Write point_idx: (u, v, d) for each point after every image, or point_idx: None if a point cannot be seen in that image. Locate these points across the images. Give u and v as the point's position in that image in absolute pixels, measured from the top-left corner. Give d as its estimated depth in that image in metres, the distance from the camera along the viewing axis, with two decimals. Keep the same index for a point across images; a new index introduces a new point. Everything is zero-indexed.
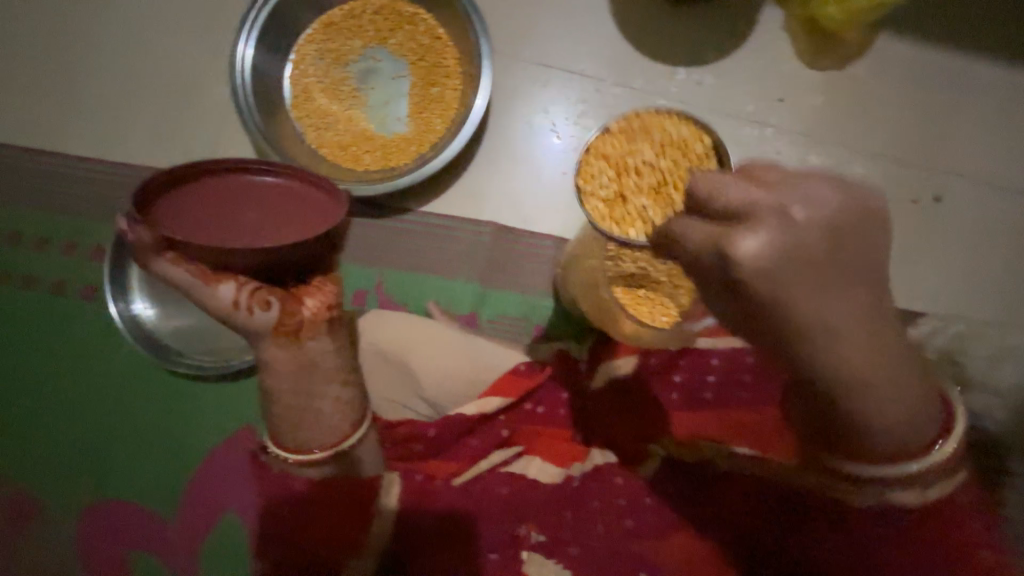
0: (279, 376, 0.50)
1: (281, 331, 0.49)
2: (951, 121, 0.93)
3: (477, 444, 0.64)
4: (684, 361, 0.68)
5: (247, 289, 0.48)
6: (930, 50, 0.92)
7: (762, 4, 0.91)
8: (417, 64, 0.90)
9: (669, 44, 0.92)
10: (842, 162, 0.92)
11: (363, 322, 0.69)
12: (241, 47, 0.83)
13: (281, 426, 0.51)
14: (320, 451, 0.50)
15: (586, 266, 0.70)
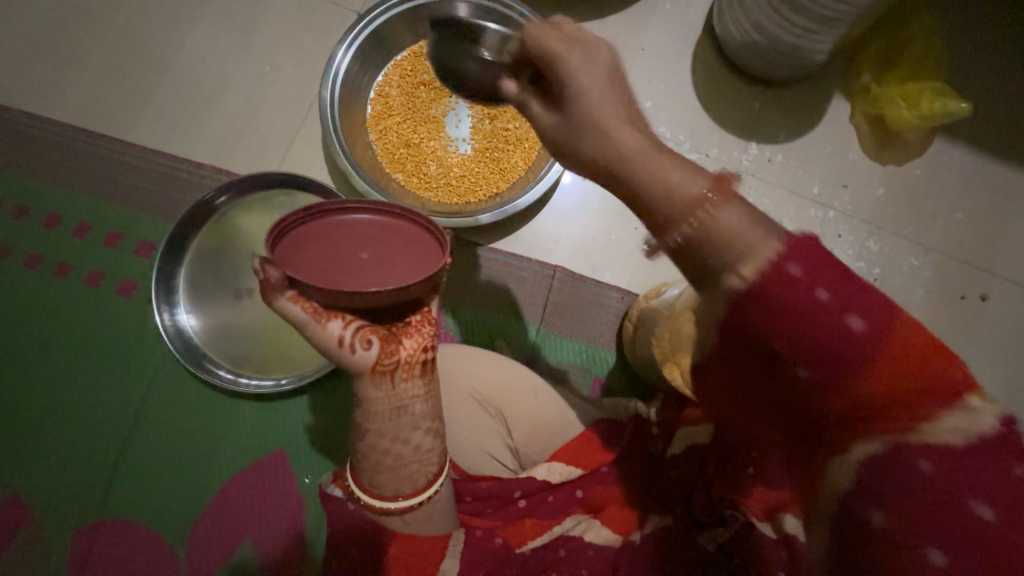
0: (367, 413, 0.52)
1: (377, 372, 0.51)
2: (1005, 226, 0.96)
3: (553, 502, 0.63)
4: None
5: (354, 327, 0.51)
6: (987, 158, 0.97)
7: (833, 96, 0.98)
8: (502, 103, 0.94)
9: (744, 119, 0.98)
10: (901, 252, 0.95)
11: (456, 362, 0.71)
12: (338, 55, 0.83)
13: (365, 466, 0.53)
14: (398, 499, 0.53)
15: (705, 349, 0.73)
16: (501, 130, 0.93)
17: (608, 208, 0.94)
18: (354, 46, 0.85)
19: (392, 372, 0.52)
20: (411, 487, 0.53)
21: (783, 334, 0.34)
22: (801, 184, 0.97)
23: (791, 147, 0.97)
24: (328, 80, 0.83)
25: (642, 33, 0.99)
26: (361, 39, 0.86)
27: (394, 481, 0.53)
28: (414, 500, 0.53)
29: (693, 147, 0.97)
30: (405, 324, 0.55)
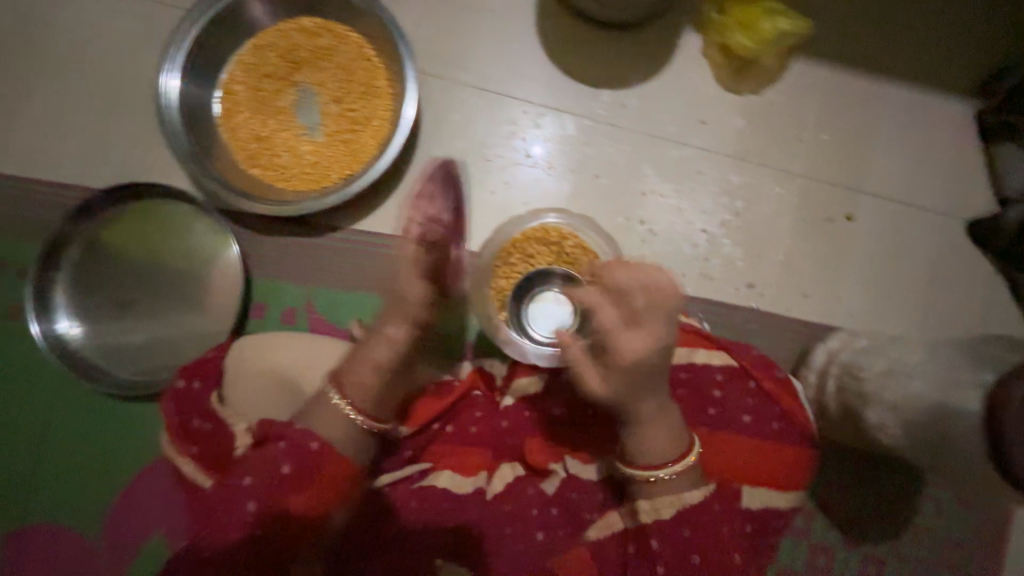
0: (388, 338, 0.61)
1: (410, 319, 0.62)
2: (869, 141, 0.95)
3: (387, 463, 0.69)
4: None
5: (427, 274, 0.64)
6: (845, 72, 0.95)
7: (683, 30, 0.96)
8: (349, 85, 0.95)
9: (593, 67, 0.96)
10: (765, 182, 0.94)
11: (248, 341, 0.64)
12: (165, 79, 0.88)
13: (361, 379, 0.59)
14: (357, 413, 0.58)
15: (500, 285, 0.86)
16: (349, 112, 0.95)
17: (464, 176, 0.95)
18: (187, 56, 0.89)
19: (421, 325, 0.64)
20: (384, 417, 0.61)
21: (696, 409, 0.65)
22: (658, 125, 0.95)
23: (643, 90, 0.96)
24: (168, 95, 0.88)
25: None
26: (192, 47, 0.89)
27: (376, 406, 0.59)
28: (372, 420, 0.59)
29: (542, 102, 0.96)
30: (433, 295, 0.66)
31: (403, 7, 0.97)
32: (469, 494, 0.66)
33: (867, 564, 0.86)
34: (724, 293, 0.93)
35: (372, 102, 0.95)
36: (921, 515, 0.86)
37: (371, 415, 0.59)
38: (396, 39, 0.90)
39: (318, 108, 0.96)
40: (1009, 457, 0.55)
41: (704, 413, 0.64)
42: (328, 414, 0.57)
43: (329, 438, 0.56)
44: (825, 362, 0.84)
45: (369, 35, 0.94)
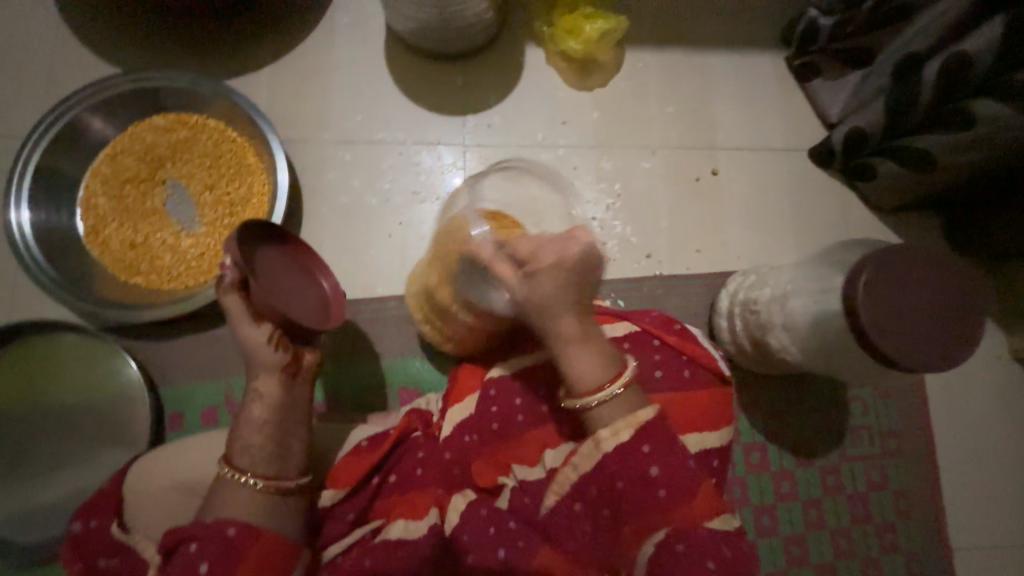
0: (263, 403, 0.60)
1: (281, 372, 0.62)
2: (709, 104, 1.06)
3: (334, 528, 0.67)
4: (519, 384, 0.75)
5: (277, 330, 0.64)
6: (671, 52, 1.06)
7: (523, 47, 1.04)
8: (217, 169, 0.94)
9: (452, 98, 1.02)
10: (633, 161, 1.03)
11: (157, 454, 0.65)
12: (14, 214, 0.84)
13: (252, 448, 0.59)
14: (256, 479, 0.58)
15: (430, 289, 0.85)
16: (223, 195, 0.94)
17: (356, 227, 0.96)
18: (32, 185, 0.85)
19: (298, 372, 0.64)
20: (291, 474, 0.60)
21: None
22: (526, 135, 1.02)
23: (503, 106, 1.02)
24: (20, 235, 0.84)
25: (328, 52, 1.01)
26: (35, 176, 0.86)
27: (281, 464, 0.60)
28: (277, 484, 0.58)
29: (414, 140, 1.00)
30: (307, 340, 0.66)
31: (255, 85, 0.99)
32: (424, 534, 0.65)
33: (823, 475, 0.92)
34: (628, 268, 0.98)
35: (245, 179, 0.94)
36: (853, 415, 0.94)
37: (276, 476, 0.59)
38: (251, 115, 0.90)
39: (191, 200, 0.94)
40: (868, 341, 0.62)
41: None
42: (233, 497, 0.56)
43: (245, 519, 0.55)
44: (729, 304, 0.91)
45: (225, 117, 0.94)
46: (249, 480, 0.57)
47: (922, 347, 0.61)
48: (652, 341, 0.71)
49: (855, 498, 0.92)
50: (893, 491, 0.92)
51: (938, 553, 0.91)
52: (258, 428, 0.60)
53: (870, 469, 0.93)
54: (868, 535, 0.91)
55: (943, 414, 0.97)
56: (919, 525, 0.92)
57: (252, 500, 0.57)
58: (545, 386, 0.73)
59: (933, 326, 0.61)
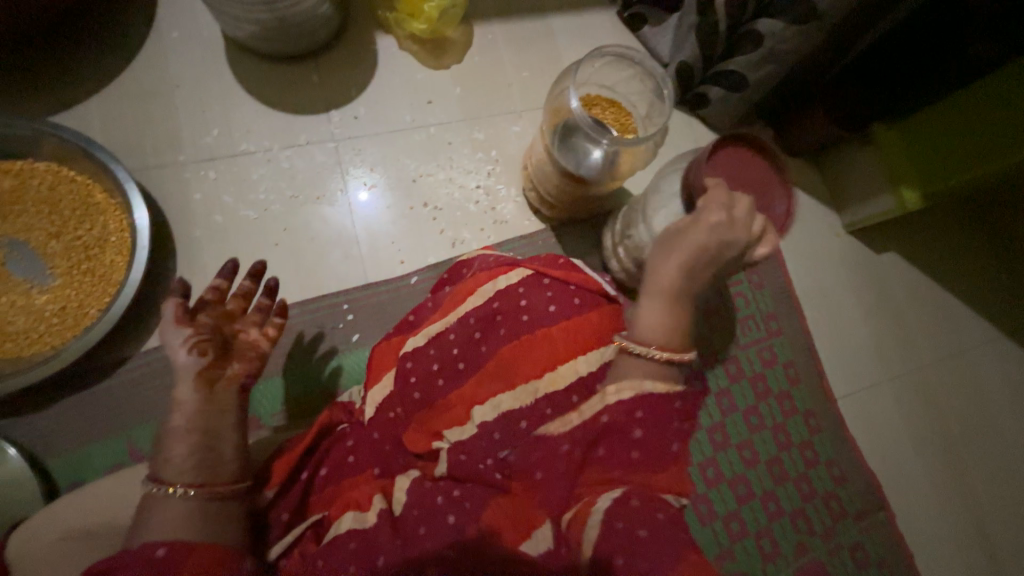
0: (183, 411, 0.59)
1: (199, 378, 0.61)
2: (560, 62, 1.14)
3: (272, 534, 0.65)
4: (436, 350, 0.76)
5: (198, 336, 0.63)
6: (515, 21, 1.13)
7: (372, 37, 1.05)
8: (60, 214, 0.86)
9: (310, 97, 1.00)
10: (503, 127, 1.08)
11: (35, 523, 0.59)
12: None
13: (177, 461, 0.57)
14: (194, 486, 0.56)
15: (541, 164, 0.92)
16: (77, 240, 0.86)
17: (240, 242, 0.93)
18: None
19: (221, 380, 0.62)
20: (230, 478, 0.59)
21: (530, 320, 0.74)
22: (396, 120, 1.03)
23: (367, 96, 1.03)
24: None
25: (164, 71, 0.95)
26: None
27: (212, 469, 0.58)
28: (217, 487, 0.57)
29: (283, 144, 0.98)
30: (241, 352, 0.66)
31: (86, 119, 0.91)
32: (376, 521, 0.63)
33: (725, 366, 1.04)
34: (519, 226, 1.04)
35: (97, 217, 0.87)
36: (738, 308, 1.07)
37: (209, 481, 0.57)
38: (85, 148, 0.84)
39: (35, 253, 0.85)
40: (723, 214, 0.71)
41: (523, 323, 0.74)
42: (161, 513, 0.53)
43: (176, 537, 0.51)
44: (613, 240, 0.99)
45: (55, 158, 0.86)
46: (180, 489, 0.55)
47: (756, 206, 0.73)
48: (542, 280, 0.77)
49: (755, 378, 1.05)
50: (784, 364, 1.06)
51: (829, 405, 1.06)
52: (184, 437, 0.58)
53: (762, 351, 1.06)
54: (771, 407, 1.04)
55: (810, 291, 1.12)
56: (810, 386, 1.06)
57: (183, 518, 0.53)
58: (457, 344, 0.75)
59: (757, 185, 0.74)
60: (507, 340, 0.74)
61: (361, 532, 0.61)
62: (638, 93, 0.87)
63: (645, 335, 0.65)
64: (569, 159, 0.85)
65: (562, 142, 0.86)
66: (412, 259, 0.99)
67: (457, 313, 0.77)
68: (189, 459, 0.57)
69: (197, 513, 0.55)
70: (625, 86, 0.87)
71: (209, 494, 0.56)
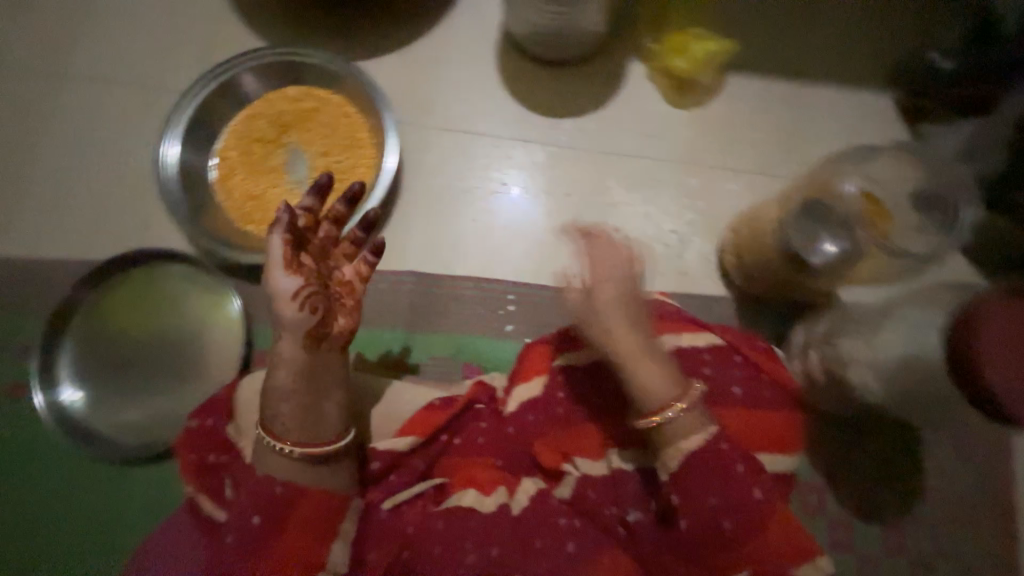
0: (290, 369, 0.56)
1: (307, 336, 0.57)
2: (807, 134, 1.05)
3: (397, 479, 0.70)
4: (594, 378, 0.77)
5: (308, 286, 0.57)
6: (774, 79, 1.06)
7: (626, 60, 1.08)
8: (332, 138, 1.04)
9: (551, 101, 1.07)
10: (721, 182, 1.03)
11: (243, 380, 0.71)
12: (166, 150, 0.99)
13: (282, 417, 0.57)
14: (299, 443, 0.57)
15: (760, 231, 0.86)
16: (336, 164, 1.03)
17: (449, 207, 1.03)
18: (186, 129, 1.00)
19: (326, 342, 0.58)
20: (334, 437, 0.59)
21: (712, 387, 0.68)
22: (618, 144, 1.05)
23: (601, 114, 1.06)
24: (167, 165, 0.98)
25: (445, 47, 1.09)
26: (191, 123, 1.01)
27: (311, 430, 0.58)
28: (321, 448, 0.58)
29: (513, 135, 1.06)
30: (340, 302, 0.60)
31: (376, 68, 1.08)
32: (495, 513, 0.64)
33: (884, 531, 0.87)
34: (700, 285, 0.99)
35: (356, 148, 1.03)
36: (926, 473, 0.88)
37: (311, 443, 0.58)
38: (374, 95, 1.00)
39: (306, 162, 1.04)
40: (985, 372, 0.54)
41: (701, 389, 0.68)
42: (272, 459, 0.58)
43: (292, 480, 0.57)
44: (804, 340, 0.88)
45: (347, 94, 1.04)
46: (287, 449, 0.57)
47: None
48: (734, 355, 0.71)
49: (915, 561, 0.86)
50: (961, 567, 0.86)
51: None
52: (286, 396, 0.57)
53: (937, 538, 0.87)
54: None
55: None
56: None
57: (287, 469, 0.57)
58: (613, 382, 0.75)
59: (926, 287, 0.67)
60: (679, 398, 0.68)
61: (482, 516, 0.63)
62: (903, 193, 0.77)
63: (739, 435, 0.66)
64: (804, 242, 0.77)
65: (803, 218, 0.78)
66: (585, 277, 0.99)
67: (631, 349, 0.74)
68: (328, 405, 0.58)
69: (301, 465, 0.58)
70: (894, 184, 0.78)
71: (312, 456, 0.57)
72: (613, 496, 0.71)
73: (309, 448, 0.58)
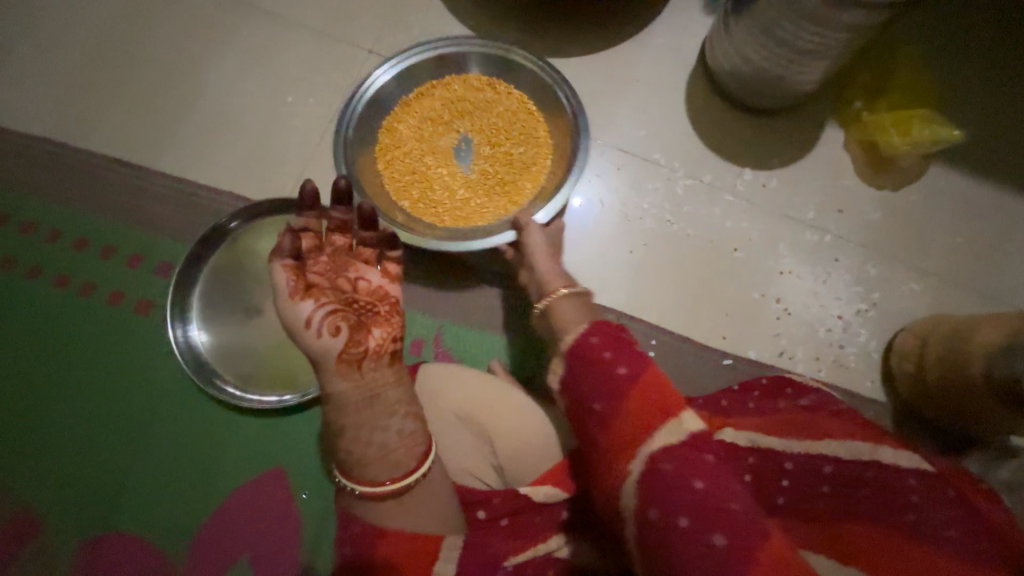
0: (338, 406, 0.53)
1: (341, 361, 0.53)
2: (1007, 249, 0.95)
3: (541, 521, 0.60)
4: (792, 467, 0.63)
5: (321, 308, 0.54)
6: (983, 181, 0.97)
7: (824, 124, 1.00)
8: (503, 136, 0.99)
9: (734, 147, 1.00)
10: (900, 277, 0.94)
11: (433, 375, 0.71)
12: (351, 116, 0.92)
13: (351, 461, 0.52)
14: (390, 483, 0.51)
15: (975, 343, 0.75)
16: (509, 163, 0.98)
17: (606, 232, 0.97)
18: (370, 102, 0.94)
19: (370, 360, 0.53)
20: (407, 469, 0.52)
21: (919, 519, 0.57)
22: (796, 209, 0.98)
23: (784, 173, 0.99)
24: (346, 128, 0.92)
25: (635, 65, 1.04)
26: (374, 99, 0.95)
27: (373, 467, 0.52)
28: (404, 484, 0.51)
29: (687, 173, 0.99)
30: (373, 313, 0.56)
31: (561, 71, 1.03)
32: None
33: None
34: (856, 382, 0.91)
35: (528, 154, 0.98)
36: None
37: (380, 479, 0.51)
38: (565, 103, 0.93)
39: (472, 154, 1.00)
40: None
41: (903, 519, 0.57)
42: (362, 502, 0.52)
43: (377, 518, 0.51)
44: None
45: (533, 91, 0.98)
46: (350, 488, 0.52)
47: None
48: (948, 490, 0.60)
49: None
50: None
51: None
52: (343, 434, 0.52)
53: None
54: None
55: None
56: None
57: (377, 506, 0.51)
58: (792, 478, 0.62)
59: None
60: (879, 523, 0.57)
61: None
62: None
63: None
64: None
65: None
66: (733, 341, 0.92)
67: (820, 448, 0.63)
68: (388, 438, 0.52)
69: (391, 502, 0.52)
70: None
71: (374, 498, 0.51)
72: None
73: (391, 483, 0.51)
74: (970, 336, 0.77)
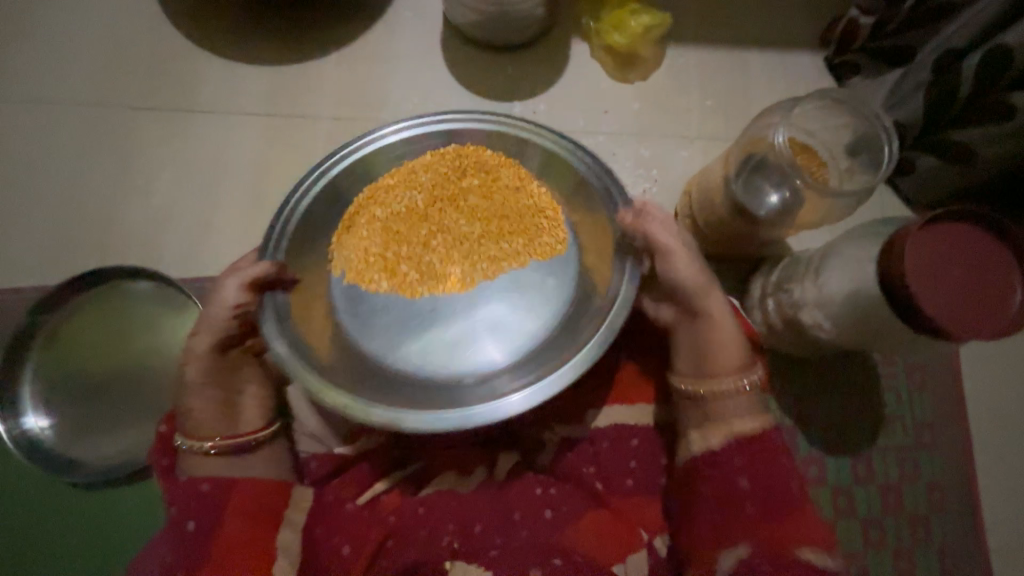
0: (200, 371, 0.68)
1: (217, 344, 0.68)
2: (747, 97, 1.09)
3: (366, 470, 0.78)
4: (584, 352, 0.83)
5: (245, 308, 0.69)
6: (709, 49, 1.11)
7: (569, 42, 1.10)
8: (538, 209, 0.81)
9: (499, 86, 1.09)
10: (671, 150, 1.07)
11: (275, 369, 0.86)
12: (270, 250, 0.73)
13: (200, 421, 0.68)
14: (219, 440, 0.68)
15: (710, 187, 0.88)
16: (501, 223, 0.80)
17: None
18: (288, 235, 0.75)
19: (237, 349, 0.71)
20: (257, 430, 0.71)
21: None
22: (569, 121, 1.08)
23: (549, 94, 1.09)
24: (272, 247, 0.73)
25: (391, 41, 1.10)
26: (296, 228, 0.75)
27: (229, 426, 0.69)
28: (249, 442, 0.70)
29: None
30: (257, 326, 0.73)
31: (323, 69, 1.08)
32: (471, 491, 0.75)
33: (853, 463, 0.92)
34: None
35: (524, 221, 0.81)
36: (889, 405, 0.93)
37: (228, 436, 0.69)
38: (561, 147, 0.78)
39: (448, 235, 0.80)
40: (914, 304, 0.61)
41: None
42: (199, 461, 0.68)
43: (216, 479, 0.67)
44: (761, 290, 0.92)
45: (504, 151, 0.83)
46: (204, 447, 0.67)
47: (965, 316, 0.61)
48: None
49: (887, 489, 0.91)
50: (929, 487, 0.91)
51: (973, 547, 0.89)
52: (200, 390, 0.68)
53: (904, 462, 0.92)
54: (899, 529, 0.90)
55: (987, 418, 0.93)
56: (955, 519, 0.90)
57: (216, 463, 0.68)
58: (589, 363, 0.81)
59: (930, 258, 0.62)
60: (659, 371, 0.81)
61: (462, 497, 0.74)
62: (842, 142, 0.81)
63: (720, 368, 0.69)
64: (748, 196, 0.81)
65: (743, 173, 0.82)
66: None
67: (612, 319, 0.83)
68: (245, 400, 0.72)
69: (223, 462, 0.68)
70: (832, 135, 0.81)
71: (232, 447, 0.68)
72: (576, 459, 0.77)
73: (245, 438, 0.69)
74: (710, 181, 0.89)
